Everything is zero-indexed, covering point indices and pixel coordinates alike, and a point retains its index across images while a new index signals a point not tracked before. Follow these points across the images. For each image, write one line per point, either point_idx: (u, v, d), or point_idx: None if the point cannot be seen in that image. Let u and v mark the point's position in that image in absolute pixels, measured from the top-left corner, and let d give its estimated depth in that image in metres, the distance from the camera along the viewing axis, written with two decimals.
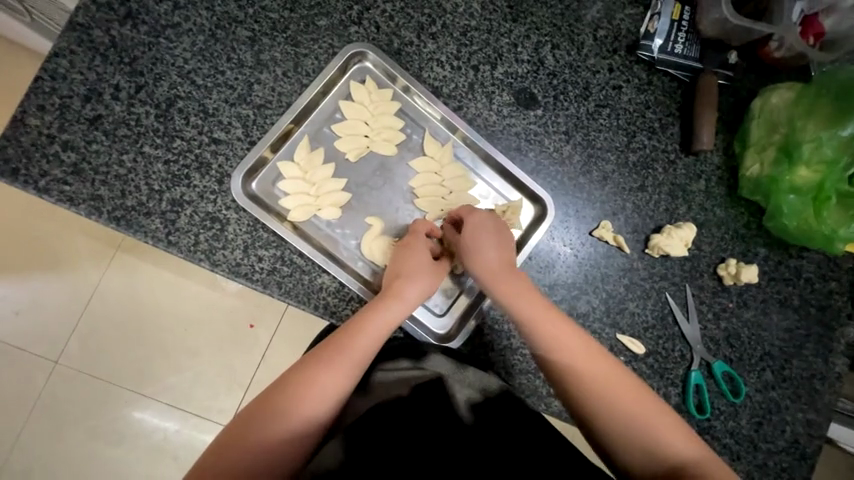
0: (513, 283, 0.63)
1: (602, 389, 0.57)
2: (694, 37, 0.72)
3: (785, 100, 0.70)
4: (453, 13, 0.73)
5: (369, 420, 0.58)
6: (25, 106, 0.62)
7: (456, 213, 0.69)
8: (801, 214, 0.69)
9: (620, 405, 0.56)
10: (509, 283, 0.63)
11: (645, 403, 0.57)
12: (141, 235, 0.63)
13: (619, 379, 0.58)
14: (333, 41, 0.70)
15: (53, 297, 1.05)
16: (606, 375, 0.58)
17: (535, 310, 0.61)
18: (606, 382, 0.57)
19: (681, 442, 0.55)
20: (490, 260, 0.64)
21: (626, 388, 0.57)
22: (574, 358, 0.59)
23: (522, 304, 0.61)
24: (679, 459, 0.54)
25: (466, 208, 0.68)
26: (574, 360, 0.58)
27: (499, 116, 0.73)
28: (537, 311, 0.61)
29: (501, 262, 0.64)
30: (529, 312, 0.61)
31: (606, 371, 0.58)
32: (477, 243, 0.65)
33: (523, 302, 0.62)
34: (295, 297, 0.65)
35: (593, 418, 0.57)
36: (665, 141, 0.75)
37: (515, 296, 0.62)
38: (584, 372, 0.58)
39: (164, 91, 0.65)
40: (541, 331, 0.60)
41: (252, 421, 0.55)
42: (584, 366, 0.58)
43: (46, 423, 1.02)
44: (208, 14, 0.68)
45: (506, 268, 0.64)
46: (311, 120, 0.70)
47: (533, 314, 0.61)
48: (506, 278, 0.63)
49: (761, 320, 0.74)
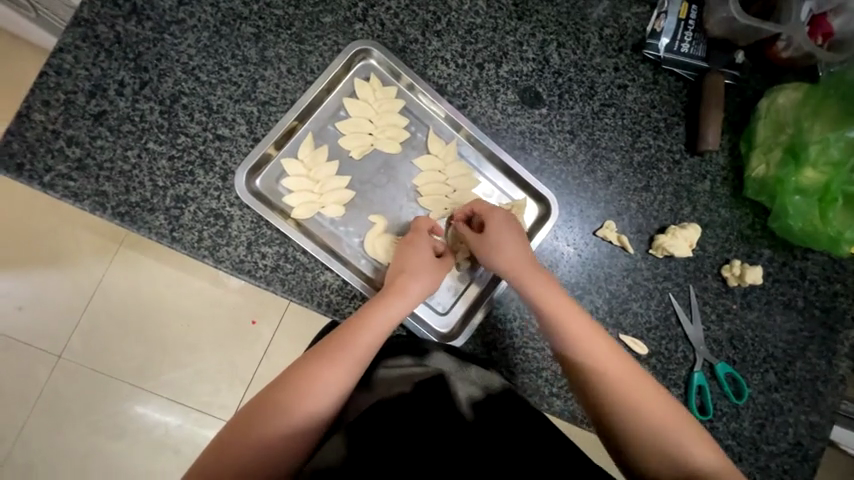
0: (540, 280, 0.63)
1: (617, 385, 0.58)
2: (701, 36, 0.72)
3: (792, 100, 0.70)
4: (459, 11, 0.73)
5: (370, 417, 0.58)
6: (30, 101, 0.62)
7: (469, 204, 0.68)
8: (807, 215, 0.68)
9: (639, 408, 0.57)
10: (535, 280, 0.63)
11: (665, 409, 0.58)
12: (145, 231, 0.63)
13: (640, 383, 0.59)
14: (338, 38, 0.70)
15: (58, 292, 1.06)
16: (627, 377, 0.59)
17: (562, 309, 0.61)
18: (628, 383, 0.58)
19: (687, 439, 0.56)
20: (513, 258, 0.64)
21: (646, 391, 0.58)
22: (598, 357, 0.59)
23: (547, 302, 0.62)
24: (698, 467, 0.55)
25: (480, 202, 0.68)
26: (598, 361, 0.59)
27: (504, 115, 0.73)
28: (564, 310, 0.61)
29: (526, 261, 0.64)
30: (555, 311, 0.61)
31: (629, 374, 0.59)
32: (491, 242, 0.65)
33: (549, 299, 0.62)
34: (298, 294, 0.65)
35: (609, 411, 0.58)
36: (671, 141, 0.74)
37: (540, 294, 0.62)
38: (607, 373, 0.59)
39: (168, 87, 0.65)
40: (565, 330, 0.60)
41: (253, 416, 0.55)
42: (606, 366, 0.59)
43: (50, 416, 1.03)
44: (212, 10, 0.68)
45: (531, 266, 0.64)
46: (315, 117, 0.70)
47: (559, 313, 0.61)
48: (530, 275, 0.63)
49: (765, 321, 0.74)
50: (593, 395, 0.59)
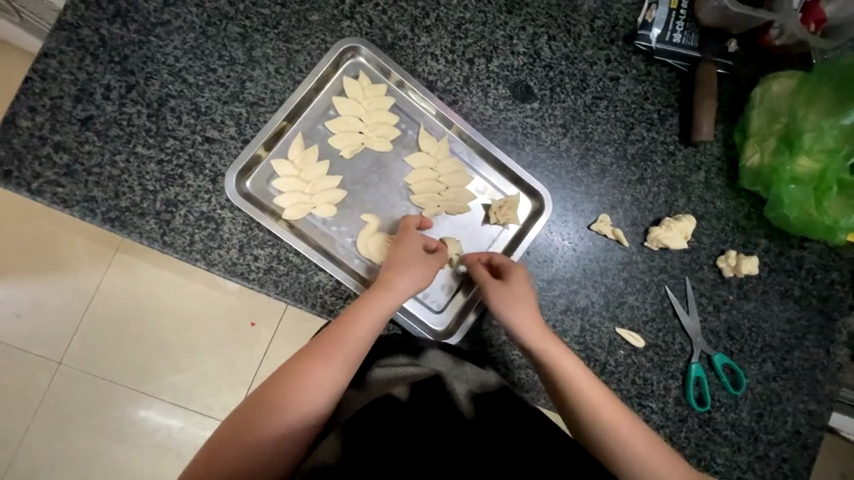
0: (545, 336, 0.63)
1: (602, 402, 0.59)
2: (693, 25, 0.71)
3: (785, 88, 0.69)
4: (448, 6, 0.72)
5: (364, 417, 0.55)
6: (15, 108, 0.61)
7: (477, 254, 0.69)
8: (802, 203, 0.68)
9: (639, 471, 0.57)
10: (542, 337, 0.63)
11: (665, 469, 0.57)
12: (136, 235, 0.63)
13: (637, 430, 0.59)
14: (326, 36, 0.69)
15: (56, 298, 1.05)
16: (628, 432, 0.58)
17: (558, 355, 0.62)
18: (608, 403, 0.60)
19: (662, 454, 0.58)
20: (520, 310, 0.63)
21: (648, 450, 0.58)
22: (596, 410, 0.59)
23: (548, 354, 0.62)
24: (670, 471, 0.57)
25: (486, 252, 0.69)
26: (596, 413, 0.59)
27: (495, 110, 0.72)
28: (567, 365, 0.61)
29: (528, 312, 0.64)
30: (553, 356, 0.62)
31: (632, 434, 0.58)
32: (511, 272, 0.66)
33: (548, 352, 0.62)
34: (292, 296, 0.65)
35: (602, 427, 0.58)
36: (664, 132, 0.74)
37: (541, 346, 0.62)
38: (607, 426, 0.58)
39: (156, 90, 0.65)
40: (564, 377, 0.60)
41: (243, 417, 0.55)
42: (602, 422, 0.58)
43: (52, 423, 1.03)
44: (198, 11, 0.67)
45: (534, 309, 0.64)
46: (305, 116, 0.70)
47: (556, 358, 0.61)
48: (525, 302, 0.64)
49: (762, 311, 0.73)
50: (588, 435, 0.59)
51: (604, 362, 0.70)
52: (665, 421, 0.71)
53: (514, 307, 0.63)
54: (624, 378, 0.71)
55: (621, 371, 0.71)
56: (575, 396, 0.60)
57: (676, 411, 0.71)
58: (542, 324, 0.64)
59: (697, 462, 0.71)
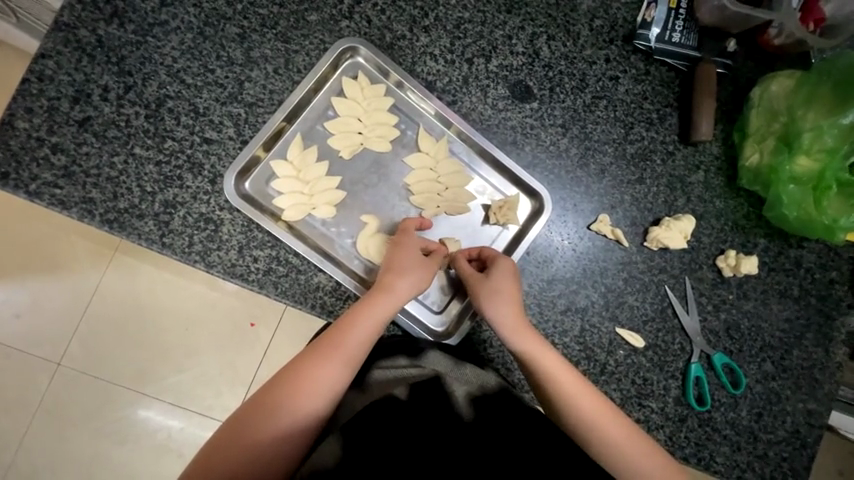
0: (532, 338, 0.62)
1: (586, 402, 0.59)
2: (692, 24, 0.71)
3: (785, 88, 0.69)
4: (446, 6, 0.72)
5: (365, 418, 0.55)
6: (13, 109, 0.61)
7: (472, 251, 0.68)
8: (801, 202, 0.68)
9: (626, 473, 0.58)
10: (529, 340, 0.62)
11: (654, 469, 0.58)
12: (135, 237, 0.62)
13: (622, 428, 0.59)
14: (324, 36, 0.69)
15: (54, 300, 1.05)
16: (619, 438, 0.58)
17: (543, 355, 0.61)
18: (591, 401, 0.59)
19: (646, 450, 0.59)
20: (504, 312, 0.62)
21: (637, 452, 0.58)
22: (584, 417, 0.59)
23: (535, 359, 0.61)
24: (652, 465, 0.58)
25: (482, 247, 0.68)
26: (582, 415, 0.59)
27: (494, 110, 0.72)
28: (555, 369, 0.60)
29: (511, 311, 0.63)
30: (539, 357, 0.61)
31: (622, 437, 0.58)
32: (496, 264, 0.65)
33: (535, 358, 0.61)
34: (291, 297, 0.65)
35: (587, 424, 0.58)
36: (663, 132, 0.74)
37: (528, 350, 0.61)
38: (596, 432, 0.58)
39: (154, 91, 0.64)
40: (549, 380, 0.60)
41: (240, 421, 0.55)
42: (592, 427, 0.58)
43: (51, 425, 1.03)
44: (196, 10, 0.66)
45: (519, 308, 0.64)
46: (304, 117, 0.69)
47: (540, 359, 0.61)
48: (508, 301, 0.63)
49: (761, 310, 0.74)
50: (574, 433, 0.59)
51: (604, 361, 0.70)
52: (665, 420, 0.71)
53: (498, 310, 0.63)
54: (623, 379, 0.71)
55: (620, 371, 0.71)
56: (563, 404, 0.59)
57: (676, 411, 0.71)
58: (525, 323, 0.63)
59: (697, 462, 0.71)
